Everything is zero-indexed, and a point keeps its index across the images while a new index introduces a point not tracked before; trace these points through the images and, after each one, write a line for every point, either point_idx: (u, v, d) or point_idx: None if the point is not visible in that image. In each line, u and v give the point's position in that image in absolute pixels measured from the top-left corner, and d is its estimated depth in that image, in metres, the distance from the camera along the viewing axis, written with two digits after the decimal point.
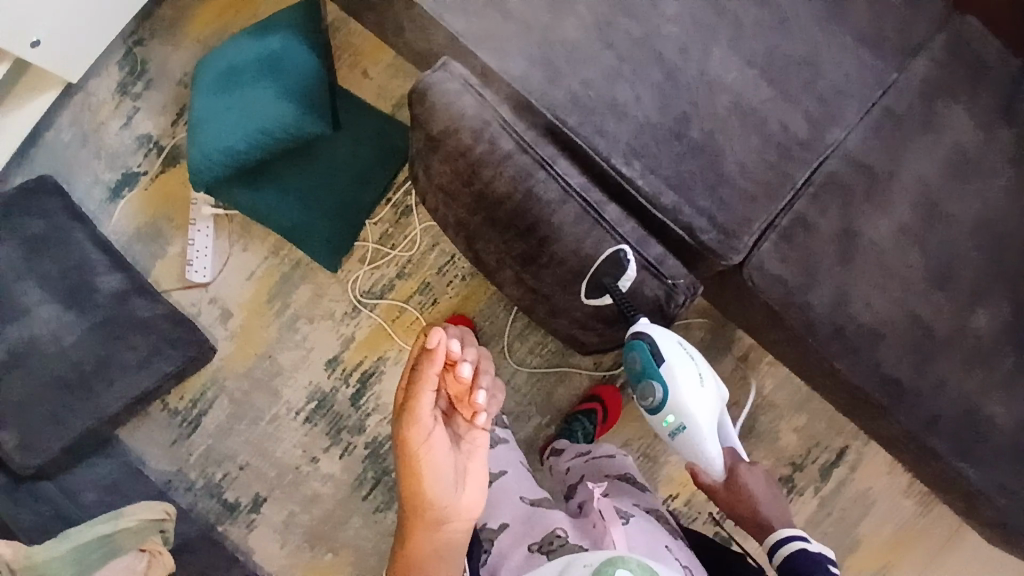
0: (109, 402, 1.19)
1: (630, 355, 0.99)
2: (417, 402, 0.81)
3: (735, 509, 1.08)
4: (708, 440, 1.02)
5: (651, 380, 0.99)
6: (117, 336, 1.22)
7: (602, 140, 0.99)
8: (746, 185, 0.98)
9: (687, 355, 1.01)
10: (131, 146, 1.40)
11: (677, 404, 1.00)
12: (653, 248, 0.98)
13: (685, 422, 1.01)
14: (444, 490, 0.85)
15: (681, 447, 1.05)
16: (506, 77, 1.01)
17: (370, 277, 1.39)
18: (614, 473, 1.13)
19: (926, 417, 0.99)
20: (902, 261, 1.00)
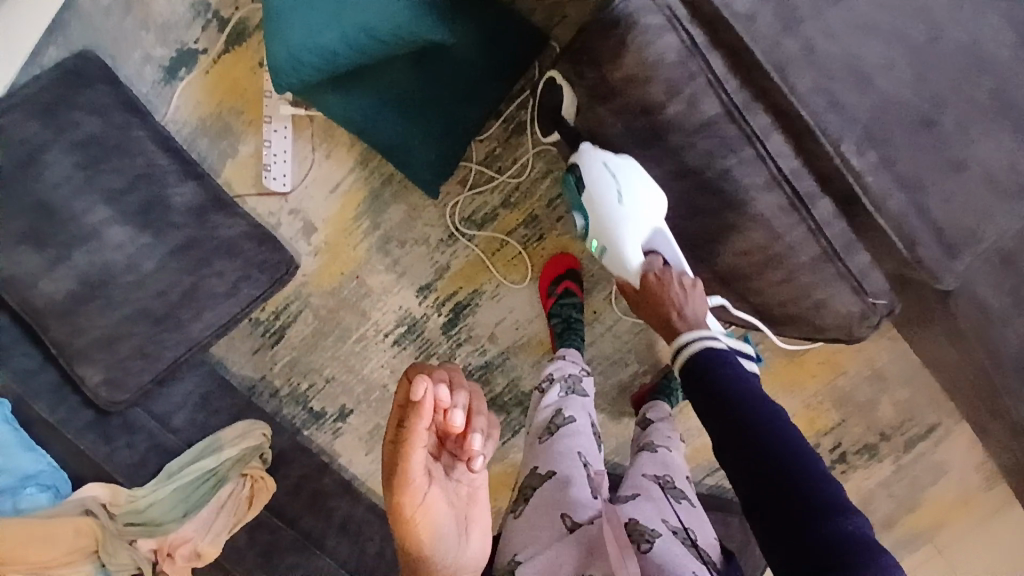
0: (198, 331, 1.09)
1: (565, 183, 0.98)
2: (410, 466, 0.71)
3: (650, 316, 0.95)
4: (627, 253, 0.92)
5: (572, 211, 0.97)
6: (202, 261, 1.09)
7: (835, 117, 0.77)
8: (990, 197, 0.79)
9: (604, 174, 0.89)
10: (184, 15, 1.20)
11: (598, 228, 0.94)
12: (856, 258, 0.84)
13: (606, 244, 0.94)
14: (445, 546, 0.77)
15: (616, 269, 0.96)
16: (727, 15, 0.76)
17: (472, 203, 1.24)
18: (650, 476, 0.98)
19: None
20: None
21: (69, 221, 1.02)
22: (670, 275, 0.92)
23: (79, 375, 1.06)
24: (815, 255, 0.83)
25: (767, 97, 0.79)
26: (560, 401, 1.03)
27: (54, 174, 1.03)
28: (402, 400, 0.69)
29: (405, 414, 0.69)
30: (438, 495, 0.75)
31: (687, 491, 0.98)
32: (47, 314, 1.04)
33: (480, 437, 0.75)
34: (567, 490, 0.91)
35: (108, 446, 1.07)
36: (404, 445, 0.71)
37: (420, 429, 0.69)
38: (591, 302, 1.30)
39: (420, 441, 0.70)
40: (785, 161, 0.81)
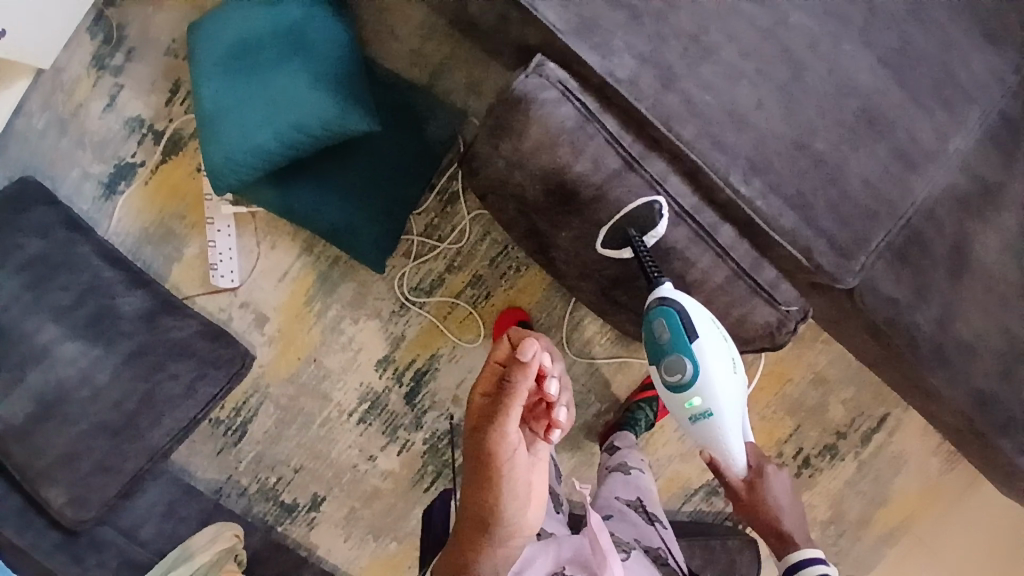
0: (159, 438, 1.09)
1: (654, 325, 0.89)
2: (507, 417, 0.73)
3: (755, 514, 1.08)
4: (730, 424, 0.92)
5: (681, 359, 0.88)
6: (156, 365, 1.11)
7: (720, 154, 0.89)
8: (867, 203, 0.91)
9: (718, 343, 0.89)
10: (120, 132, 1.25)
11: (707, 390, 0.89)
12: (765, 273, 0.93)
13: (711, 411, 0.91)
14: (516, 511, 0.75)
15: (699, 434, 0.94)
16: (612, 81, 0.87)
17: (417, 272, 1.30)
18: (623, 499, 1.13)
19: (1004, 420, 0.96)
20: (1000, 274, 0.95)
21: (21, 340, 1.04)
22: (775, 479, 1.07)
23: (44, 498, 1.05)
24: (727, 277, 0.92)
25: (657, 145, 0.90)
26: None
27: (0, 298, 1.05)
28: (503, 354, 0.74)
29: (511, 369, 0.72)
30: (522, 463, 0.75)
31: (656, 511, 1.13)
32: (6, 438, 1.03)
33: (565, 411, 0.79)
34: None
35: (78, 567, 1.04)
36: (505, 400, 0.73)
37: (525, 386, 0.72)
38: None
39: (521, 398, 0.72)
40: (685, 198, 0.91)
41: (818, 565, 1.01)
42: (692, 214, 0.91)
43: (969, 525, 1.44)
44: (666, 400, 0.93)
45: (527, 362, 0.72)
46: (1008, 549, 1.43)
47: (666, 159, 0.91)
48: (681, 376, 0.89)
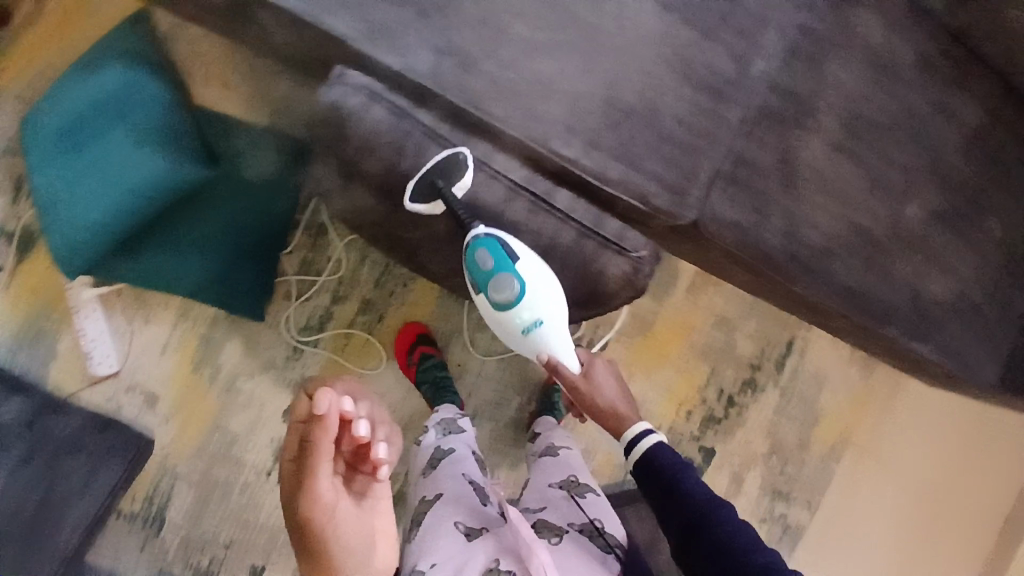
0: (64, 541, 1.08)
1: (475, 255, 0.90)
2: (314, 479, 0.74)
3: (589, 406, 1.05)
4: (558, 341, 0.96)
5: (507, 278, 0.90)
6: (46, 470, 1.11)
7: (537, 124, 0.91)
8: (686, 139, 0.95)
9: (539, 264, 0.92)
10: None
11: (535, 300, 0.92)
12: (611, 225, 0.95)
13: (543, 323, 0.94)
14: (359, 555, 0.78)
15: (530, 347, 0.97)
16: (413, 76, 0.86)
17: (303, 312, 1.27)
18: (554, 482, 1.14)
19: (881, 309, 1.05)
20: (836, 174, 1.00)
21: None
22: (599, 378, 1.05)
23: None
24: (574, 236, 0.94)
25: (477, 129, 0.91)
26: (439, 441, 1.12)
27: None
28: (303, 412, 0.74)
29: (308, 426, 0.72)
30: (345, 512, 0.77)
31: (588, 484, 1.14)
32: None
33: (386, 447, 0.77)
34: (462, 504, 1.02)
35: None
36: (309, 456, 0.74)
37: (325, 440, 0.72)
38: (453, 356, 1.35)
39: (323, 453, 0.73)
40: (516, 172, 0.92)
41: (650, 439, 0.99)
42: (526, 184, 0.92)
43: (903, 437, 1.49)
44: (495, 318, 0.95)
45: (324, 414, 0.72)
46: (955, 459, 1.48)
47: (489, 139, 0.92)
48: (508, 292, 0.92)
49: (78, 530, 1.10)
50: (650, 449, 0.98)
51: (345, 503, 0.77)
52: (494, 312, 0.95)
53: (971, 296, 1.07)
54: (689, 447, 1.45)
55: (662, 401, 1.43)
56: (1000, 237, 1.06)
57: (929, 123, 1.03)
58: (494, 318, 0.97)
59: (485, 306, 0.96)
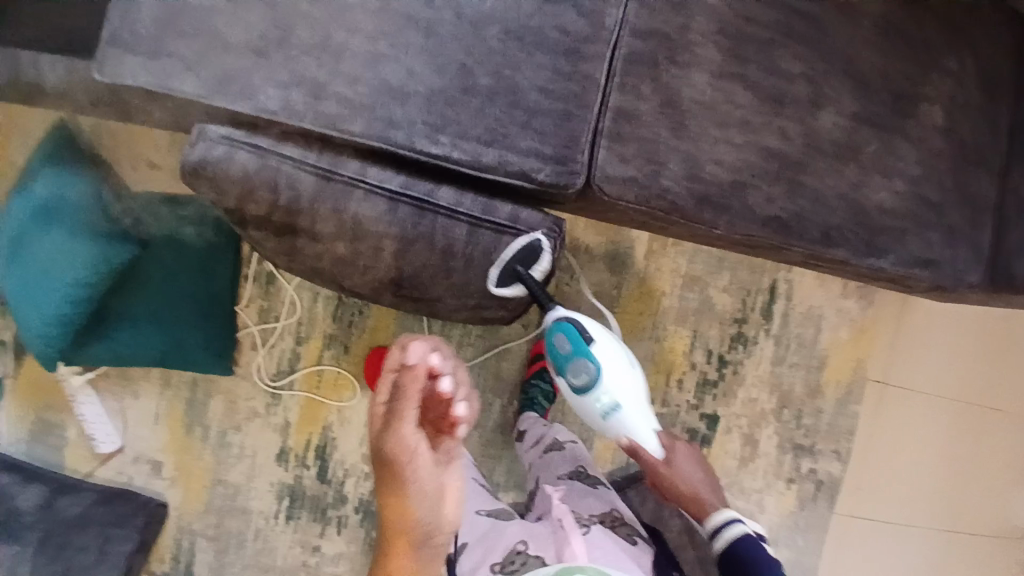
0: None
1: (554, 338, 1.01)
2: (399, 420, 0.74)
3: (670, 487, 1.09)
4: (637, 425, 1.04)
5: (580, 357, 1.02)
6: (63, 544, 1.26)
7: (397, 130, 0.91)
8: (554, 107, 0.93)
9: (613, 347, 1.04)
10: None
11: (611, 381, 1.02)
12: (503, 209, 0.91)
13: (620, 403, 1.03)
14: (424, 517, 0.75)
15: (611, 429, 1.04)
16: (268, 115, 0.89)
17: (272, 357, 1.33)
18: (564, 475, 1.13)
19: (822, 231, 0.96)
20: (728, 101, 0.95)
21: None
22: (681, 452, 1.10)
23: None
24: (467, 230, 0.91)
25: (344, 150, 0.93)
26: None
27: None
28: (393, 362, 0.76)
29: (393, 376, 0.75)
30: (424, 463, 0.74)
31: (597, 476, 1.15)
32: None
33: (465, 406, 0.76)
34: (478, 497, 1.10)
35: None
36: (398, 402, 0.74)
37: (413, 392, 0.74)
38: None
39: (410, 403, 0.74)
40: (392, 181, 0.90)
41: (734, 529, 1.03)
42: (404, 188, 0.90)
43: (914, 355, 1.36)
44: (575, 399, 1.05)
45: (413, 365, 0.75)
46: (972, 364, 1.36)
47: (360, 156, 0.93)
48: (587, 374, 1.02)
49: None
50: (735, 538, 1.02)
51: (426, 452, 0.74)
52: (576, 395, 1.05)
53: (922, 193, 0.97)
54: (691, 418, 1.36)
55: (648, 375, 1.37)
56: (940, 123, 0.96)
57: (822, 27, 0.96)
58: (575, 402, 1.06)
59: (566, 389, 1.06)
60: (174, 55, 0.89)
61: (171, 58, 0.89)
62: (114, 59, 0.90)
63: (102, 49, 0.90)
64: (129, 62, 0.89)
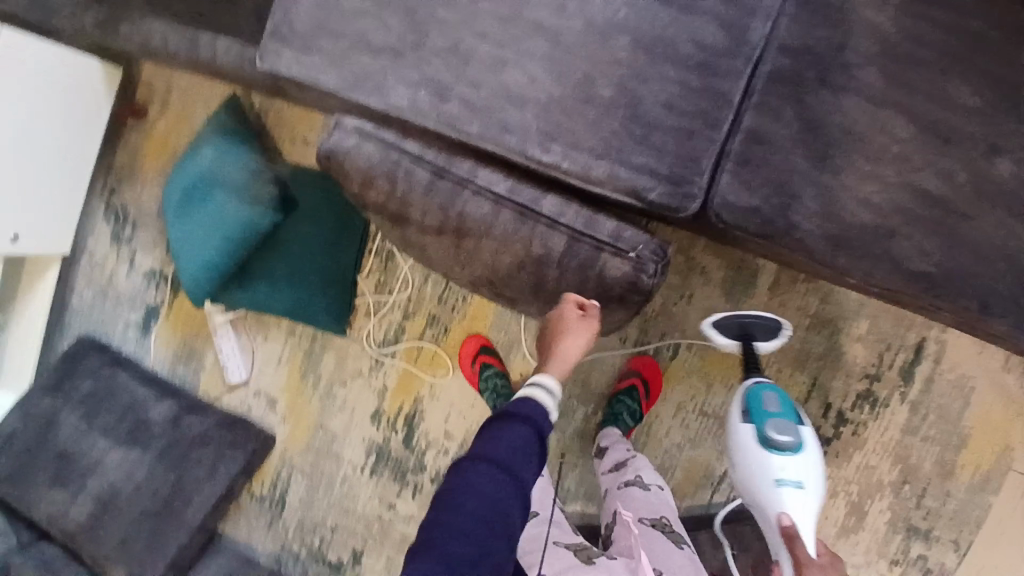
0: (191, 516, 1.37)
1: (765, 394, 1.03)
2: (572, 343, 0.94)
3: None
4: (804, 519, 0.94)
5: (792, 420, 1.00)
6: (183, 456, 1.42)
7: (511, 135, 0.91)
8: (675, 126, 0.88)
9: (817, 446, 1.01)
10: (143, 284, 1.55)
11: (806, 462, 0.97)
12: (604, 225, 0.90)
13: (804, 484, 0.96)
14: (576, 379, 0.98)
15: (774, 501, 0.96)
16: (395, 111, 0.94)
17: (381, 326, 1.44)
18: (647, 519, 1.04)
19: (976, 293, 0.80)
20: (884, 135, 0.83)
21: (82, 459, 1.41)
22: None
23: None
24: (566, 242, 0.90)
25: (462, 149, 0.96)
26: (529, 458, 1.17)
27: (67, 430, 1.43)
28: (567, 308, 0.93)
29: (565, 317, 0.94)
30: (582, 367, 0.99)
31: (680, 533, 1.05)
32: (81, 536, 1.37)
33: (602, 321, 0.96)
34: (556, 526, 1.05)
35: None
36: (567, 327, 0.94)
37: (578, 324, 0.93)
38: (514, 367, 1.39)
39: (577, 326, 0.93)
40: (501, 185, 0.93)
41: None
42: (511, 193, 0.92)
43: None
44: (757, 453, 1.00)
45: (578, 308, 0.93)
46: None
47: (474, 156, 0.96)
48: (781, 443, 0.98)
49: (203, 507, 1.38)
50: None
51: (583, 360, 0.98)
52: (749, 450, 1.01)
53: None
54: None
55: None
56: None
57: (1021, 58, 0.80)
58: (751, 459, 1.01)
59: (750, 440, 1.01)
60: (320, 49, 0.96)
61: (317, 52, 0.96)
62: (272, 49, 0.98)
63: (266, 39, 0.99)
64: (283, 53, 0.98)
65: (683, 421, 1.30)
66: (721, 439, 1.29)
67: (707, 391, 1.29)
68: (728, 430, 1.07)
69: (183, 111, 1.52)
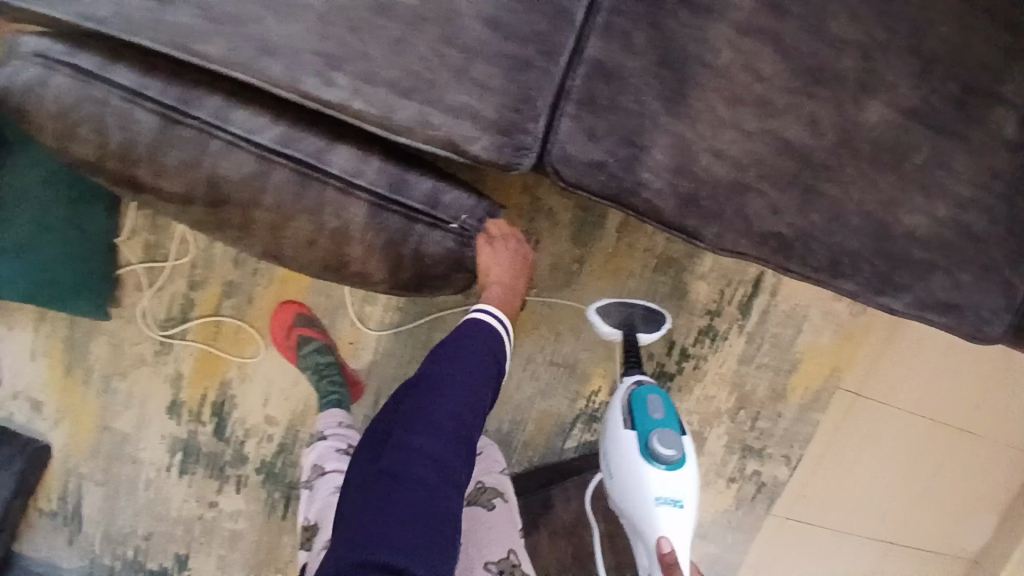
0: None
1: (649, 399, 0.95)
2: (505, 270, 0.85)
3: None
4: (681, 539, 0.88)
5: (672, 427, 0.93)
6: None
7: (274, 60, 0.64)
8: (501, 52, 0.66)
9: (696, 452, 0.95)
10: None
11: (686, 474, 0.91)
12: (417, 185, 0.74)
13: (682, 499, 0.89)
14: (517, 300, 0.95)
15: (652, 519, 0.89)
16: (95, 25, 0.64)
17: (161, 301, 1.13)
18: (494, 567, 0.90)
19: (827, 257, 0.73)
20: (747, 67, 0.68)
21: None
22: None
23: None
24: (366, 212, 0.72)
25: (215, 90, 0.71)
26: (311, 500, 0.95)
27: None
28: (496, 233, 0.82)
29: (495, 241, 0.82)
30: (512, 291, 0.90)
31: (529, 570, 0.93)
32: None
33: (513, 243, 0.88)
34: None
35: None
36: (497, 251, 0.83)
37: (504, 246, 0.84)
38: (342, 335, 1.17)
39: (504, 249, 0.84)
40: (265, 133, 0.70)
41: None
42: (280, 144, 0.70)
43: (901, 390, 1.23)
44: (637, 466, 0.91)
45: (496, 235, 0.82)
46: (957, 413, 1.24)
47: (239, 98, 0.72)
48: (663, 457, 0.90)
49: None
50: None
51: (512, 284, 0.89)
52: (631, 464, 0.93)
53: (965, 225, 0.73)
54: None
55: (600, 360, 1.19)
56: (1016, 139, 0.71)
57: None
58: (630, 471, 0.92)
59: (629, 450, 0.93)
60: None
61: None
62: None
63: None
64: None
65: (535, 373, 1.20)
66: (576, 388, 1.21)
67: (556, 339, 1.18)
68: (608, 439, 0.98)
69: None
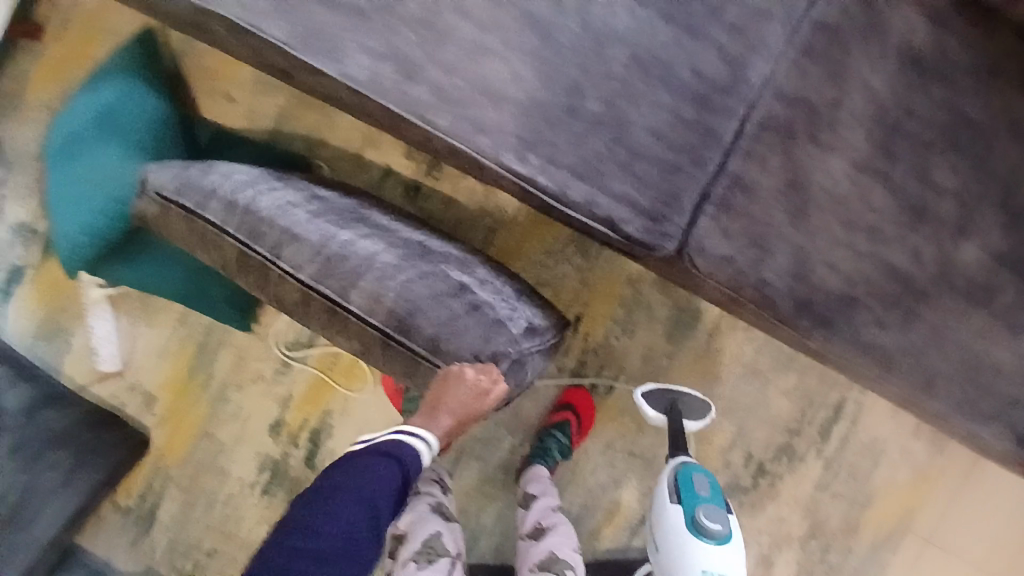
0: (41, 532, 1.16)
1: (695, 476, 1.04)
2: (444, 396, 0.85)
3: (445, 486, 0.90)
4: None
5: (716, 504, 1.02)
6: (34, 458, 1.17)
7: (485, 136, 0.81)
8: (662, 156, 0.82)
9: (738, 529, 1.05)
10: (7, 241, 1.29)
11: (731, 551, 1.00)
12: (421, 328, 0.84)
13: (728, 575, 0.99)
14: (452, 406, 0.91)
15: None
16: (353, 85, 0.80)
17: (293, 326, 1.27)
18: None
19: (923, 376, 0.81)
20: (863, 201, 0.81)
21: None
22: None
23: None
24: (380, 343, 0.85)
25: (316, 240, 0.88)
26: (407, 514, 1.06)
27: None
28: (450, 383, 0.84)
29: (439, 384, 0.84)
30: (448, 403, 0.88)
31: None
32: None
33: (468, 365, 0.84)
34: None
35: None
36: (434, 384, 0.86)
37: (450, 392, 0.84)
38: None
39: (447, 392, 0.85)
40: (304, 269, 0.87)
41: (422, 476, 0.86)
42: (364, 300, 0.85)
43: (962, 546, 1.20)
44: (686, 541, 1.00)
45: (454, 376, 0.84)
46: None
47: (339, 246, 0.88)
48: (710, 532, 1.00)
49: (57, 523, 1.18)
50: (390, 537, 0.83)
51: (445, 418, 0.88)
52: (679, 542, 1.01)
53: None
54: None
55: None
56: None
57: (1000, 145, 0.81)
58: (678, 546, 1.01)
59: (677, 525, 1.02)
60: None
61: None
62: None
63: None
64: None
65: (611, 460, 1.25)
66: (648, 481, 1.24)
67: (637, 430, 1.24)
68: (657, 521, 1.06)
69: (85, 40, 1.27)
